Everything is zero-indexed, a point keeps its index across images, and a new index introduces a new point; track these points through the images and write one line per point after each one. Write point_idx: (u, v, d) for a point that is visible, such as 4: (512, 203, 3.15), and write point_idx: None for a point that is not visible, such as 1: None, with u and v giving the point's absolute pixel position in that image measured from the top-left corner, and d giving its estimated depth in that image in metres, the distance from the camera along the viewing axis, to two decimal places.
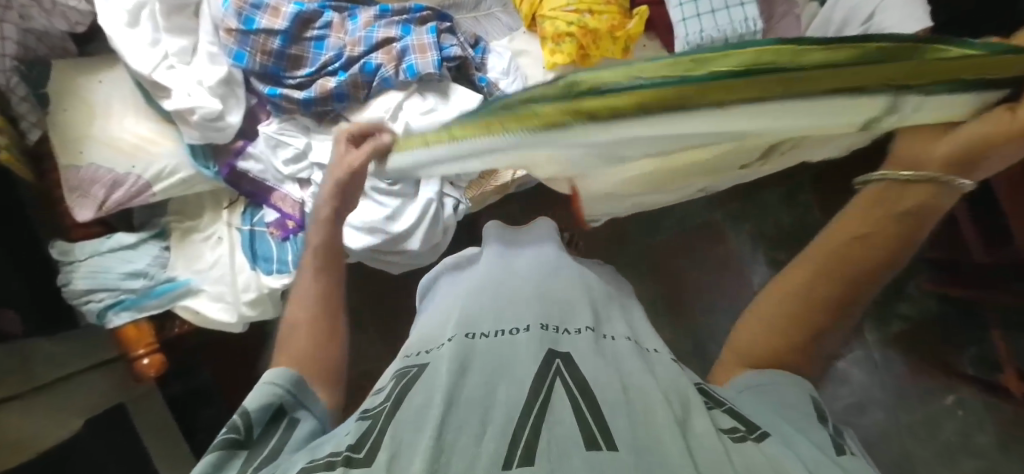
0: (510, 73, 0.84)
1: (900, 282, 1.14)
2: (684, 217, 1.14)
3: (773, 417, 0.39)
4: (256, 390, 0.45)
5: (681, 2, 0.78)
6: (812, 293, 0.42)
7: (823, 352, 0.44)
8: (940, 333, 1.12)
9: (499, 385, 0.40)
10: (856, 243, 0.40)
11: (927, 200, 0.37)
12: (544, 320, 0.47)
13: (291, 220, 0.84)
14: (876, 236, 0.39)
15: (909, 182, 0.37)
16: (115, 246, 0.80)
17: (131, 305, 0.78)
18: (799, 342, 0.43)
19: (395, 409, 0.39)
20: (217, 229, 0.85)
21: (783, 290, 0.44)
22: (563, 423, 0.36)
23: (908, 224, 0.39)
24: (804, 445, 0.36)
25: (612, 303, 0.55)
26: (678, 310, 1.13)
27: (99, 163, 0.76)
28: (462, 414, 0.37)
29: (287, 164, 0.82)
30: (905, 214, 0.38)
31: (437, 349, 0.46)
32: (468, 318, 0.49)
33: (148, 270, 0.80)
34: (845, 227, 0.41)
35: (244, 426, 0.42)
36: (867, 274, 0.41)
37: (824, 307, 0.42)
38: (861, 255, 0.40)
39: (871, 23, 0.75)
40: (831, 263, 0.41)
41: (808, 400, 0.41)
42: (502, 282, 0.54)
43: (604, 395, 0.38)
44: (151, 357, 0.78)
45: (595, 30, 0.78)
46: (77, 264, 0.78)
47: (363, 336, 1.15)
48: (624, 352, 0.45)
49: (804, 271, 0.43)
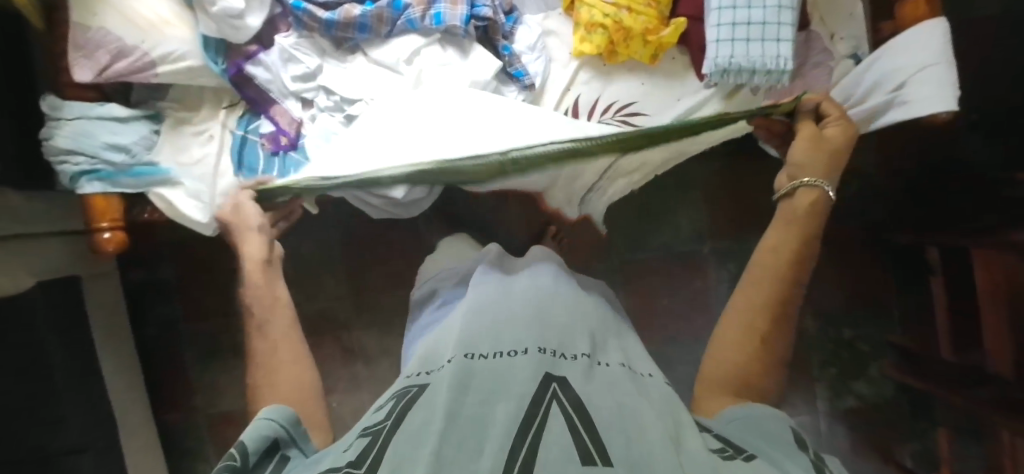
0: (536, 50, 0.82)
1: (863, 362, 1.13)
2: (671, 242, 1.12)
3: (765, 446, 0.47)
4: (254, 422, 0.51)
5: (720, 22, 0.75)
6: (755, 304, 0.59)
7: (776, 351, 0.57)
8: (891, 418, 1.12)
9: (497, 403, 0.46)
10: (769, 250, 0.60)
11: (811, 198, 0.61)
12: (541, 345, 0.54)
13: (285, 137, 0.84)
14: (788, 244, 0.60)
15: (796, 188, 0.62)
16: (105, 115, 0.78)
17: (105, 177, 0.78)
18: (749, 352, 0.57)
19: (394, 429, 0.45)
20: (210, 126, 0.86)
21: (735, 309, 0.60)
22: (560, 435, 0.42)
23: (810, 219, 0.61)
24: (794, 466, 0.44)
25: (608, 333, 0.62)
26: (641, 331, 1.13)
27: (111, 29, 0.74)
28: (460, 430, 0.43)
29: (294, 80, 0.82)
30: (804, 212, 0.61)
31: (439, 370, 0.53)
32: (469, 339, 0.56)
33: (132, 147, 0.80)
34: (767, 243, 0.61)
35: (241, 454, 0.48)
36: (788, 273, 0.59)
37: (765, 314, 0.58)
38: (778, 263, 0.59)
39: (899, 93, 0.75)
40: (767, 273, 0.59)
41: (789, 429, 0.50)
42: (504, 302, 0.62)
43: (597, 417, 0.44)
44: (113, 233, 0.79)
45: (628, 29, 0.77)
46: (62, 123, 0.77)
47: (332, 274, 1.14)
48: (617, 377, 0.51)
49: (748, 290, 0.60)
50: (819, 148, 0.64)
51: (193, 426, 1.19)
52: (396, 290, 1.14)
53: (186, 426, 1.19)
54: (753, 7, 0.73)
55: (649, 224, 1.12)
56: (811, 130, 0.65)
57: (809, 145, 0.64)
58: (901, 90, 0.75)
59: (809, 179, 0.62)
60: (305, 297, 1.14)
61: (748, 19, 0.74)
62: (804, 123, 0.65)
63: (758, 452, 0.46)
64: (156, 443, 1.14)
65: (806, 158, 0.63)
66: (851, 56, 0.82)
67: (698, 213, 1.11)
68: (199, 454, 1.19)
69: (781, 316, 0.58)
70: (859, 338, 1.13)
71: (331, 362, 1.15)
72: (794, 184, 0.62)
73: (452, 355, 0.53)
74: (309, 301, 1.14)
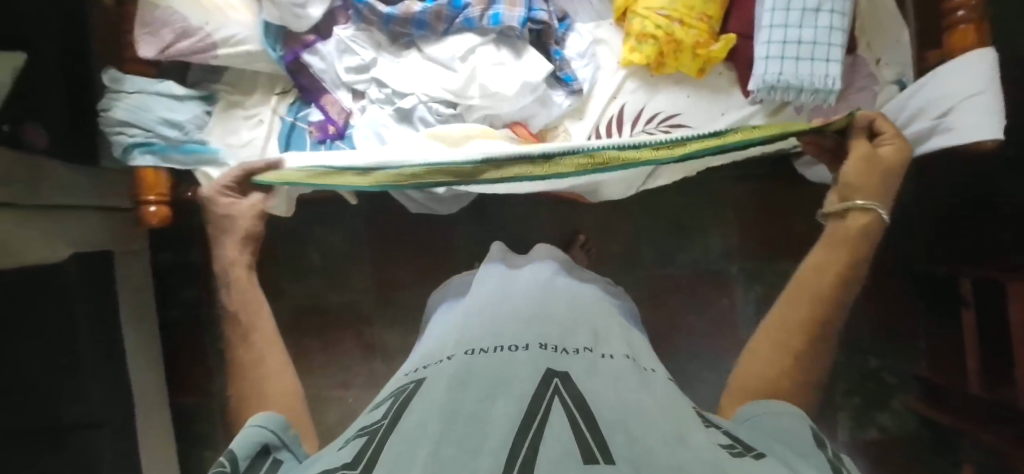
0: (586, 57, 0.84)
1: (887, 392, 1.13)
2: (699, 258, 1.13)
3: (780, 448, 0.44)
4: (242, 433, 0.50)
5: (770, 39, 0.77)
6: (792, 323, 0.57)
7: (813, 369, 0.55)
8: (911, 451, 1.12)
9: (497, 399, 0.44)
10: (814, 268, 0.59)
11: (867, 220, 0.61)
12: (543, 341, 0.55)
13: (333, 126, 0.85)
14: (833, 264, 0.58)
15: (854, 209, 0.61)
16: (163, 92, 0.81)
17: (157, 151, 0.79)
18: (785, 368, 0.54)
19: (390, 428, 0.44)
20: (261, 111, 0.87)
21: (775, 324, 0.58)
22: (561, 431, 0.39)
23: (861, 241, 0.60)
24: (803, 465, 0.42)
25: (611, 329, 0.63)
26: (665, 346, 1.13)
27: (177, 10, 0.77)
28: (460, 428, 0.41)
29: (348, 71, 0.84)
30: (856, 234, 0.60)
31: (438, 365, 0.55)
32: (471, 341, 0.57)
33: (186, 125, 0.82)
34: (812, 261, 0.60)
35: (231, 461, 0.46)
36: (832, 293, 0.57)
37: (802, 330, 0.56)
38: (821, 280, 0.58)
39: (943, 120, 0.75)
40: (808, 290, 0.58)
41: (809, 429, 0.48)
42: (506, 306, 0.65)
43: (601, 414, 0.42)
44: (158, 207, 0.80)
45: (679, 41, 0.79)
46: (122, 95, 0.78)
47: (359, 267, 1.14)
48: (619, 372, 0.50)
49: (787, 304, 0.58)
50: (873, 170, 0.63)
51: (207, 410, 1.19)
52: (423, 288, 1.14)
53: (201, 411, 1.18)
54: (804, 27, 0.75)
55: (678, 238, 1.13)
56: (866, 150, 0.64)
57: (863, 166, 0.63)
58: (945, 117, 0.75)
59: (861, 202, 0.61)
60: (331, 289, 1.14)
61: (798, 38, 0.76)
62: (859, 141, 0.64)
63: (770, 453, 0.43)
64: (169, 425, 1.13)
65: (861, 180, 0.62)
66: (896, 82, 0.83)
67: (728, 231, 1.12)
68: (211, 440, 1.18)
69: (819, 334, 0.56)
70: (884, 370, 1.13)
71: (351, 356, 1.15)
72: (853, 204, 0.61)
73: (453, 353, 0.56)
74: (334, 292, 1.14)
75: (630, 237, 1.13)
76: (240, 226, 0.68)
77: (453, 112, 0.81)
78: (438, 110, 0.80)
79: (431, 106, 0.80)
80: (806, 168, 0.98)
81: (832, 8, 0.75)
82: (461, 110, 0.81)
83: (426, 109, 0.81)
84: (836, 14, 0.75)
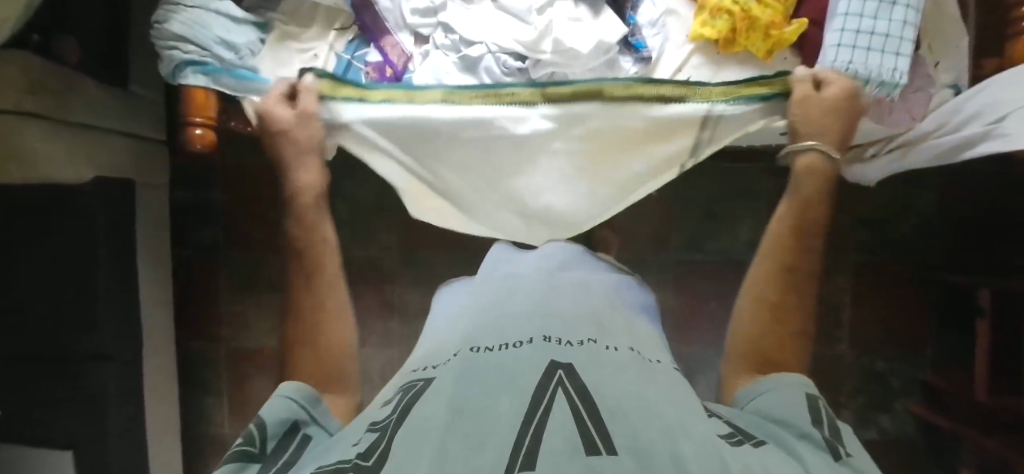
0: (656, 26, 0.85)
1: (890, 395, 1.16)
2: (727, 248, 1.14)
3: (778, 431, 0.46)
4: (277, 402, 0.52)
5: (843, 27, 0.78)
6: (770, 281, 0.62)
7: (792, 323, 0.59)
8: (907, 454, 1.16)
9: (502, 396, 0.42)
10: (783, 224, 0.66)
11: (812, 162, 0.68)
12: (546, 334, 0.52)
13: (391, 68, 0.82)
14: (790, 218, 0.66)
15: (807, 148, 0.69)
16: (222, 12, 0.77)
17: (210, 72, 0.76)
18: (768, 329, 0.59)
19: (400, 423, 0.42)
20: (317, 46, 0.84)
21: (754, 285, 0.63)
22: (566, 429, 0.37)
23: (808, 180, 0.68)
24: (809, 455, 0.42)
25: (619, 318, 0.60)
26: (684, 331, 1.15)
27: None
28: (468, 424, 0.39)
29: (415, 14, 0.82)
30: (800, 170, 0.68)
31: (444, 362, 0.52)
32: (475, 337, 0.54)
33: (242, 49, 0.78)
34: (783, 217, 0.67)
35: (260, 439, 0.48)
36: (803, 233, 0.65)
37: (770, 287, 0.62)
38: (790, 233, 0.65)
39: (999, 125, 0.75)
40: (773, 243, 0.65)
41: (802, 394, 0.51)
42: (507, 299, 0.62)
43: (603, 403, 0.40)
44: (204, 131, 0.79)
45: (754, 19, 0.79)
46: (182, 9, 0.75)
47: (387, 224, 1.12)
48: (623, 362, 0.48)
49: (767, 261, 0.64)
50: (817, 109, 0.69)
51: (213, 357, 1.16)
52: (450, 249, 1.12)
53: (207, 356, 1.16)
54: (878, 18, 0.76)
55: (710, 225, 1.14)
56: (810, 92, 0.69)
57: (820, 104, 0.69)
58: (1000, 122, 0.75)
59: (811, 142, 0.68)
60: (355, 243, 1.12)
61: (871, 28, 0.76)
62: (804, 84, 0.70)
63: (772, 441, 0.45)
64: (174, 367, 1.10)
65: (825, 124, 0.69)
66: (951, 87, 0.85)
67: (759, 223, 1.13)
68: (214, 388, 1.16)
69: (790, 282, 0.62)
70: (890, 372, 1.16)
71: (369, 313, 1.13)
72: (802, 144, 0.69)
73: (459, 349, 0.53)
74: (357, 247, 1.12)
75: (662, 220, 1.14)
76: (297, 139, 0.72)
77: (521, 66, 0.79)
78: (507, 62, 0.78)
79: (501, 57, 0.78)
80: (857, 168, 1.02)
81: (907, 4, 0.76)
82: (528, 65, 0.79)
83: (493, 60, 0.78)
84: (910, 9, 0.76)
